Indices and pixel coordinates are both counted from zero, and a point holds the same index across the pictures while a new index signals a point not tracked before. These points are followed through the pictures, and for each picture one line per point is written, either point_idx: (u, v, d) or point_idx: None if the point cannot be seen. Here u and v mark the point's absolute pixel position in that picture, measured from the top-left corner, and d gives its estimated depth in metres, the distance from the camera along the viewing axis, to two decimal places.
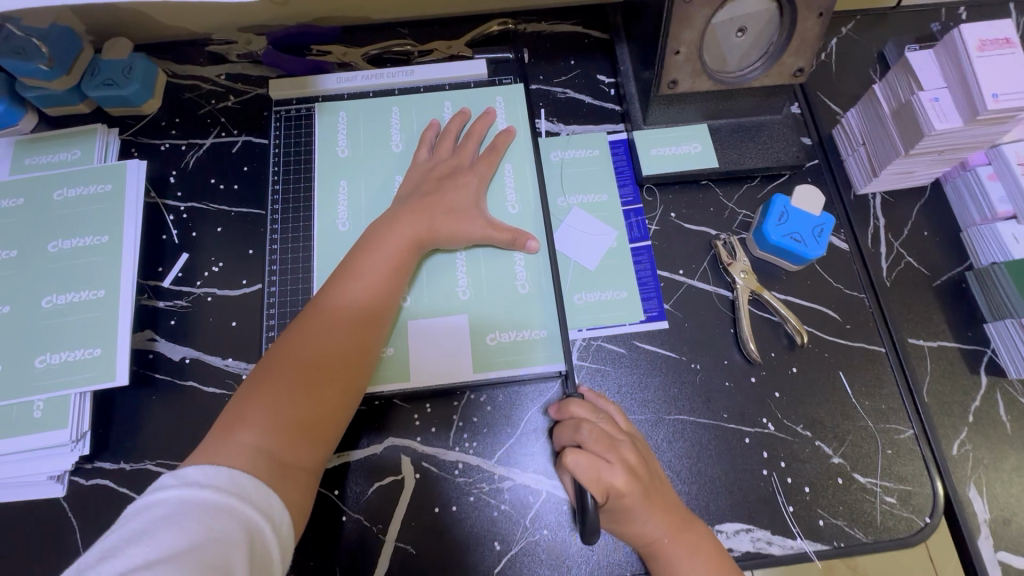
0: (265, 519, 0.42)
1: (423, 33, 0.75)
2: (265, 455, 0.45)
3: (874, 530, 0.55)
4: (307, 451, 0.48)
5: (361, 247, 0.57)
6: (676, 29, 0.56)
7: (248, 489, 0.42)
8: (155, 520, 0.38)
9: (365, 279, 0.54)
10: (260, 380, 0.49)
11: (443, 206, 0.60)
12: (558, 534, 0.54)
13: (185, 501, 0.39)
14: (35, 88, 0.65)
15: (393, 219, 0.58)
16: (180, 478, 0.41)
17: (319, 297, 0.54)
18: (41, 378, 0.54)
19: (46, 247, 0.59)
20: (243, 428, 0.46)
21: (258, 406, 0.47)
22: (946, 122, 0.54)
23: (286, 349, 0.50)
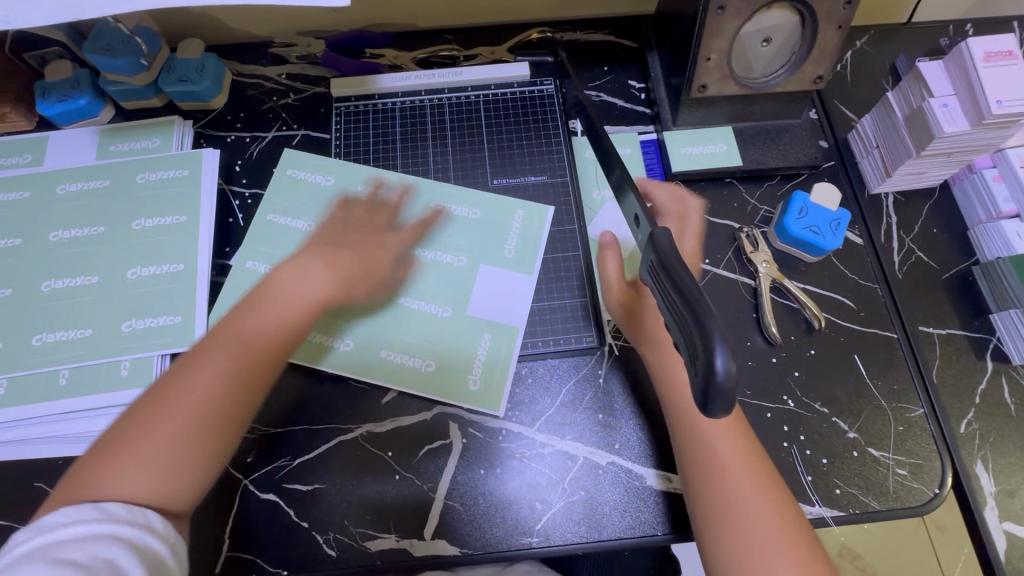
0: (154, 533, 0.45)
1: (467, 37, 0.80)
2: (149, 480, 0.48)
3: (887, 499, 0.59)
4: (198, 471, 0.50)
5: (255, 292, 0.58)
6: (708, 37, 0.62)
7: (122, 514, 0.44)
8: (30, 565, 0.40)
9: (265, 317, 0.56)
10: (148, 405, 0.51)
11: (364, 263, 0.62)
12: (595, 495, 0.59)
13: (54, 542, 0.41)
14: (117, 83, 0.71)
15: (306, 267, 0.59)
16: (36, 529, 0.42)
17: (217, 331, 0.55)
18: (126, 342, 0.60)
19: (130, 224, 0.64)
20: (131, 451, 0.48)
21: (151, 431, 0.49)
22: (954, 125, 0.60)
23: (170, 383, 0.52)
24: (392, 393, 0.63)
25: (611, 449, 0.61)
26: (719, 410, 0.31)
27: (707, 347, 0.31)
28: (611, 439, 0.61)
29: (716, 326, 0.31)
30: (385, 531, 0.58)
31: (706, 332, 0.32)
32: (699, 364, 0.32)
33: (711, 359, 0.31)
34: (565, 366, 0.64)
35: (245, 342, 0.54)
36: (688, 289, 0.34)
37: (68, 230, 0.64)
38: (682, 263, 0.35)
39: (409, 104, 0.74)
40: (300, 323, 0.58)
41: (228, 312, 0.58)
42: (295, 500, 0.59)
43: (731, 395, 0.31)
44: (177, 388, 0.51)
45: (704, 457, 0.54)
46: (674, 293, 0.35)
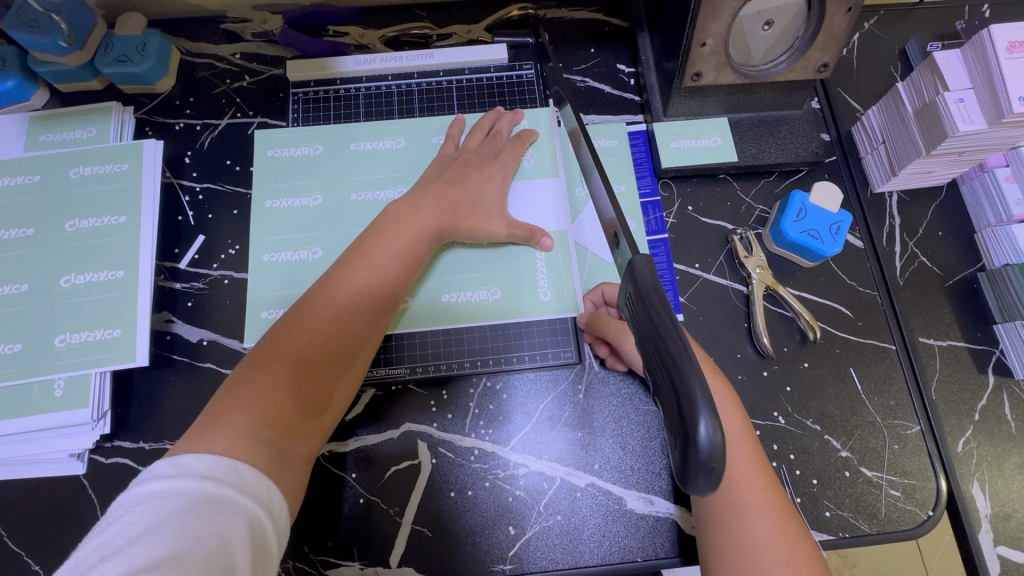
0: (270, 515, 0.39)
1: (441, 15, 0.73)
2: (264, 443, 0.43)
3: (877, 521, 0.56)
4: (302, 440, 0.46)
5: (369, 236, 0.55)
6: (703, 20, 0.55)
7: (251, 483, 0.40)
8: (153, 515, 0.35)
9: (378, 268, 0.53)
10: (249, 372, 0.46)
11: (468, 197, 0.59)
12: (571, 519, 0.56)
13: (184, 494, 0.36)
14: (48, 63, 0.63)
15: (415, 207, 0.57)
16: (177, 467, 0.38)
17: (329, 280, 0.52)
18: (62, 357, 0.55)
19: (63, 226, 0.59)
20: (234, 417, 0.43)
21: (253, 395, 0.45)
22: (970, 123, 0.55)
23: (282, 336, 0.48)
24: (357, 409, 0.59)
25: (590, 470, 0.57)
26: (702, 484, 0.30)
27: (689, 411, 0.30)
28: (591, 458, 0.57)
29: (701, 389, 0.30)
30: (348, 559, 0.55)
31: (688, 391, 0.30)
32: (683, 434, 0.30)
33: (693, 429, 0.29)
34: (545, 380, 0.60)
35: (350, 298, 0.51)
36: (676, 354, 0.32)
37: None
38: (662, 304, 0.34)
39: (375, 90, 0.68)
40: (407, 273, 0.55)
41: (343, 259, 0.54)
42: None
43: (714, 467, 0.30)
44: (275, 349, 0.47)
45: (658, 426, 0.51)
46: (650, 342, 0.34)
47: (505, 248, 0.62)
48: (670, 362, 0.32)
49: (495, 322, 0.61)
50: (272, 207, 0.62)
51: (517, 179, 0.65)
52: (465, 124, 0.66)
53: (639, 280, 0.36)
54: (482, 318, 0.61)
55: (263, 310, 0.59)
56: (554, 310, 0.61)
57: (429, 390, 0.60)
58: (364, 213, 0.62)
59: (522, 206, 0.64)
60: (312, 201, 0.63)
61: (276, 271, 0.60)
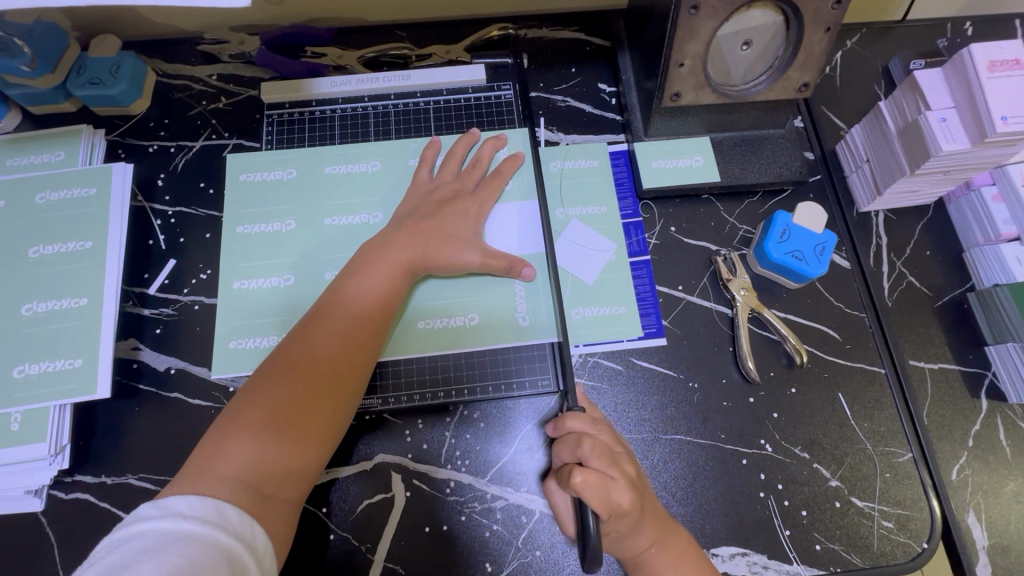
0: (252, 553, 0.41)
1: (420, 35, 0.73)
2: (249, 486, 0.44)
3: (870, 555, 0.54)
4: (291, 479, 0.47)
5: (350, 270, 0.55)
6: (680, 41, 0.55)
7: (233, 521, 0.41)
8: (140, 553, 0.37)
9: (358, 302, 0.53)
10: (236, 411, 0.47)
11: (442, 229, 0.58)
12: (550, 555, 0.53)
13: (169, 534, 0.38)
14: (19, 86, 0.62)
15: (388, 242, 0.56)
16: (161, 508, 0.40)
17: (313, 316, 0.52)
18: (21, 388, 0.53)
19: (28, 252, 0.57)
20: (222, 461, 0.44)
21: (238, 435, 0.46)
22: (954, 143, 0.53)
23: (267, 376, 0.49)
24: None
25: None
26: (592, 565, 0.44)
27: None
28: None
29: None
30: None
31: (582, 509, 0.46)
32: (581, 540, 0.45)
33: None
34: (525, 413, 0.58)
35: (331, 333, 0.51)
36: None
37: None
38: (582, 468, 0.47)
39: (351, 111, 0.67)
40: (386, 305, 0.54)
41: (327, 294, 0.54)
42: None
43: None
44: (261, 390, 0.48)
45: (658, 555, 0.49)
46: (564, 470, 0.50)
47: (482, 277, 0.61)
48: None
49: (482, 350, 0.59)
50: (244, 232, 0.61)
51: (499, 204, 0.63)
52: (442, 147, 0.65)
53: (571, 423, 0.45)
54: (465, 348, 0.59)
55: (230, 338, 0.57)
56: (531, 337, 0.59)
57: (404, 420, 0.58)
58: (339, 237, 0.61)
59: (500, 228, 0.62)
60: (285, 224, 0.61)
61: (247, 296, 0.59)
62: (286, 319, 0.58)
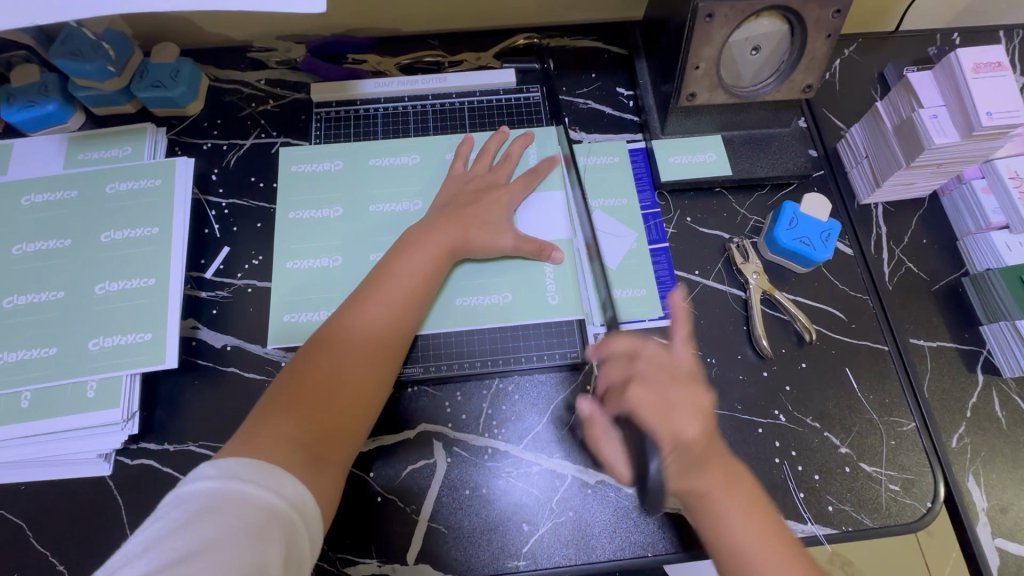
0: (303, 519, 0.43)
1: (451, 43, 0.79)
2: (299, 450, 0.46)
3: (879, 515, 0.58)
4: (337, 446, 0.49)
5: (393, 254, 0.59)
6: (696, 46, 0.60)
7: (287, 486, 0.43)
8: (201, 512, 0.39)
9: (402, 281, 0.57)
10: (286, 383, 0.50)
11: (478, 217, 0.63)
12: (582, 515, 0.58)
13: (228, 495, 0.40)
14: (87, 88, 0.68)
15: (430, 228, 0.61)
16: (220, 469, 0.42)
17: (357, 297, 0.56)
18: (94, 360, 0.57)
19: (99, 236, 0.62)
20: (275, 425, 0.47)
21: (290, 404, 0.48)
22: (945, 137, 0.59)
23: (316, 350, 0.52)
24: None
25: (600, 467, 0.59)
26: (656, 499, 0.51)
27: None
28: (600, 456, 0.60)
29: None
30: (366, 556, 0.56)
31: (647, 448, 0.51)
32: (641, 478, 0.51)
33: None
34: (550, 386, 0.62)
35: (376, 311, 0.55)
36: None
37: (32, 243, 0.61)
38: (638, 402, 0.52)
39: (392, 110, 0.73)
40: (424, 289, 0.58)
41: (370, 276, 0.58)
42: None
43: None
44: (309, 364, 0.52)
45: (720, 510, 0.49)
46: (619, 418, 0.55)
47: (512, 260, 0.66)
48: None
49: (510, 329, 0.64)
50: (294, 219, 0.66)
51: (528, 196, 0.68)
52: (475, 142, 0.71)
53: None
54: (493, 325, 0.64)
55: (285, 312, 0.62)
56: (561, 313, 0.64)
57: (444, 392, 0.62)
58: (382, 225, 0.66)
59: (530, 217, 0.67)
60: (332, 212, 0.67)
61: (297, 279, 0.64)
62: (334, 295, 0.63)
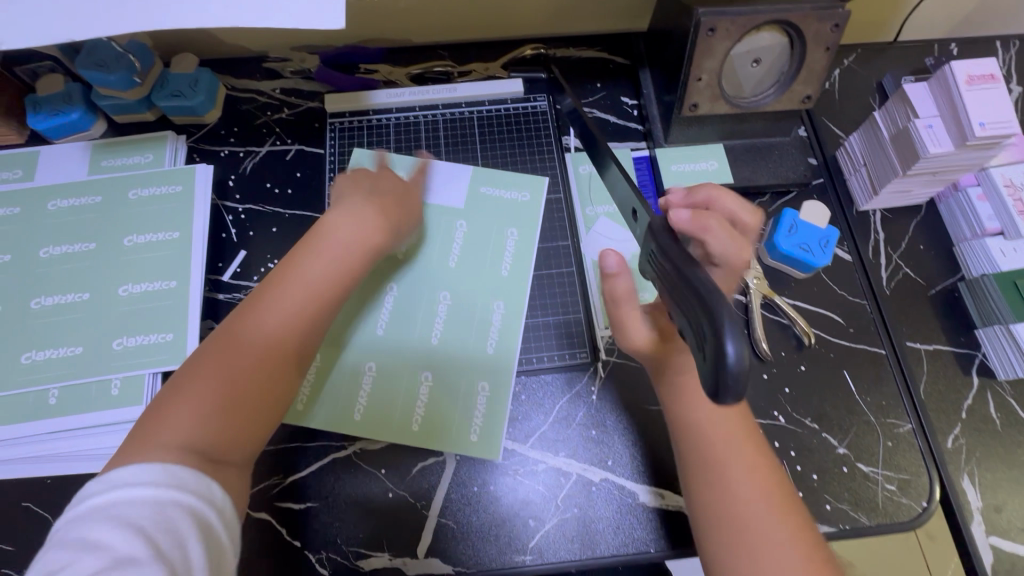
0: (213, 507, 0.43)
1: (460, 54, 0.81)
2: (196, 445, 0.45)
3: (876, 514, 0.60)
4: (239, 454, 0.48)
5: (302, 247, 0.57)
6: (698, 57, 0.63)
7: (188, 481, 0.42)
8: (96, 522, 0.39)
9: (313, 272, 0.55)
10: (187, 377, 0.48)
11: (402, 212, 0.64)
12: (587, 512, 0.59)
13: (129, 503, 0.40)
14: (109, 97, 0.71)
15: (352, 215, 0.59)
16: (109, 481, 0.41)
17: (266, 286, 0.54)
18: (118, 359, 0.59)
19: (122, 240, 0.64)
20: (173, 420, 0.45)
21: (188, 399, 0.47)
22: (940, 146, 0.61)
23: (221, 344, 0.50)
24: None
25: (604, 466, 0.61)
26: (730, 396, 0.32)
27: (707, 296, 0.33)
28: (604, 454, 0.61)
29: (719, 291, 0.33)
30: (378, 550, 0.58)
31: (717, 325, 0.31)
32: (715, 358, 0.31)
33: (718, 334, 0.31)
34: (556, 382, 0.65)
35: (285, 301, 0.53)
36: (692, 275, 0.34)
37: (58, 246, 0.64)
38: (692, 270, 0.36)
39: (404, 120, 0.75)
40: (340, 284, 0.56)
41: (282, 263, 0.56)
42: (287, 518, 0.59)
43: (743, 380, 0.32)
44: (201, 369, 0.48)
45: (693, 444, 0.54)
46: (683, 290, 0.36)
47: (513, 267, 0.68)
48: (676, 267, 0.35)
49: (514, 329, 0.65)
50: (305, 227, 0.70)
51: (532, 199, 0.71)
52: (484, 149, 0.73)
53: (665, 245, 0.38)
54: (494, 326, 0.65)
55: None
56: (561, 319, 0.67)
57: None
58: None
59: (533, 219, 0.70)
60: None
61: None
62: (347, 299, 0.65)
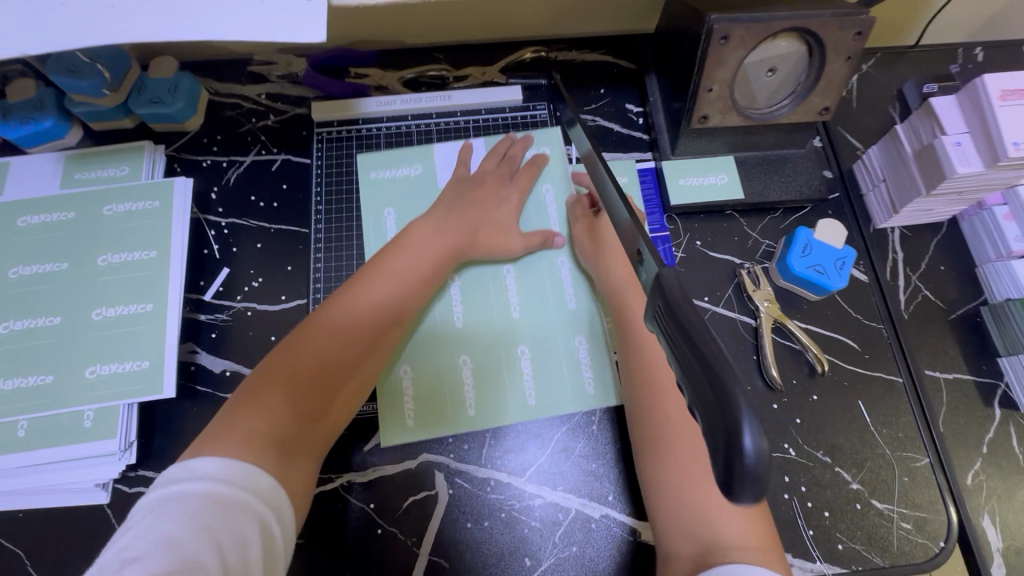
0: (275, 517, 0.43)
1: (456, 56, 0.77)
2: (275, 445, 0.46)
3: (890, 554, 0.57)
4: (309, 443, 0.50)
5: (390, 251, 0.60)
6: (709, 67, 0.58)
7: (261, 486, 0.43)
8: (169, 518, 0.39)
9: (401, 281, 0.58)
10: (270, 370, 0.50)
11: (485, 215, 0.65)
12: (586, 551, 0.56)
13: (201, 497, 0.40)
14: (84, 104, 0.66)
15: (439, 228, 0.63)
16: (191, 471, 0.42)
17: (349, 289, 0.57)
18: (92, 389, 0.56)
19: (95, 260, 0.61)
20: (254, 414, 0.47)
21: (271, 394, 0.49)
22: (969, 166, 0.57)
23: (303, 338, 0.52)
24: (375, 440, 0.60)
25: (605, 501, 0.58)
26: (747, 498, 0.27)
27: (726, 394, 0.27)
28: (604, 490, 0.58)
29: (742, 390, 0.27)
30: None
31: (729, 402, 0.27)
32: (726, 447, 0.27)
33: (737, 441, 0.26)
34: (598, 350, 0.64)
35: (369, 305, 0.56)
36: (716, 368, 0.28)
37: (28, 265, 0.60)
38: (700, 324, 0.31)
39: (395, 130, 0.72)
40: (422, 291, 0.60)
41: (367, 266, 0.60)
42: None
43: (762, 482, 0.26)
44: (289, 355, 0.51)
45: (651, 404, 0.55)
46: (684, 344, 0.31)
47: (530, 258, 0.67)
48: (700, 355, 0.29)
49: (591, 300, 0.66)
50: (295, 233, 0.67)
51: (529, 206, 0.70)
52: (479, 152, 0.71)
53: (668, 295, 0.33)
54: (568, 292, 0.66)
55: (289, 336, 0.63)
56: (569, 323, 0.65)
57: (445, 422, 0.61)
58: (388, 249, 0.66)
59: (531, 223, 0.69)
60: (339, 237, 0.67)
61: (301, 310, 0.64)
62: None
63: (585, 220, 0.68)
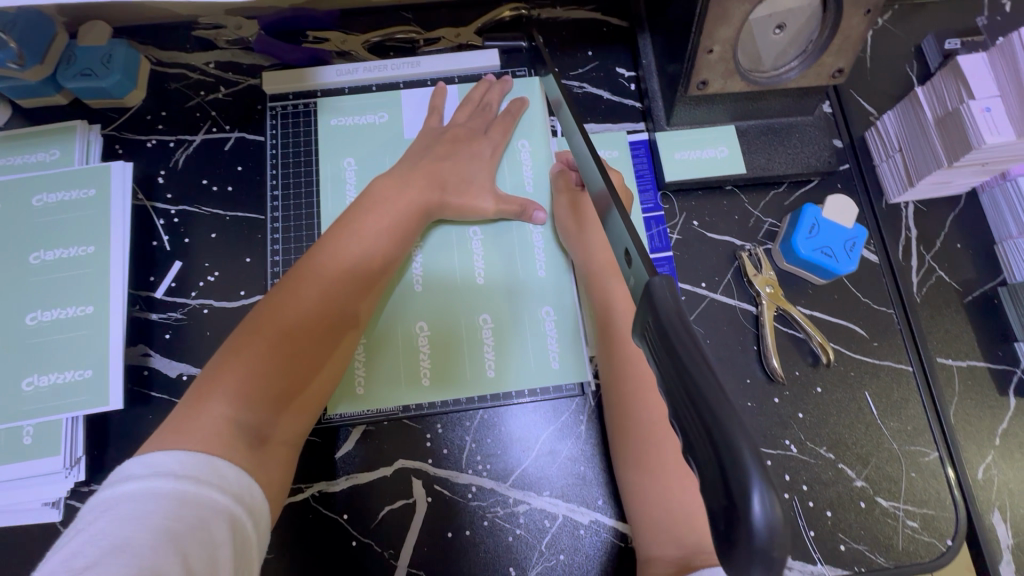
0: (251, 513, 0.39)
1: (428, 15, 0.68)
2: (242, 435, 0.42)
3: (894, 553, 0.54)
4: (285, 427, 0.46)
5: (357, 212, 0.54)
6: (710, 25, 0.51)
7: (229, 479, 0.38)
8: (126, 519, 0.34)
9: (368, 243, 0.53)
10: (231, 352, 0.45)
11: (453, 170, 0.59)
12: (574, 559, 0.53)
13: (162, 493, 0.35)
14: (6, 78, 0.58)
15: (404, 182, 0.57)
16: (150, 467, 0.37)
17: (314, 256, 0.51)
18: (30, 402, 0.52)
19: (27, 258, 0.56)
20: (213, 404, 0.42)
21: (231, 378, 0.44)
22: (997, 134, 0.51)
23: (262, 316, 0.47)
24: (347, 445, 0.56)
25: (594, 506, 0.54)
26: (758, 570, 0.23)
27: (737, 481, 0.22)
28: (592, 494, 0.55)
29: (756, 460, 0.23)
30: None
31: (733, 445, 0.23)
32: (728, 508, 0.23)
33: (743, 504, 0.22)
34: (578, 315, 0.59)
35: (336, 271, 0.50)
36: (717, 406, 0.24)
37: None
38: (696, 347, 0.26)
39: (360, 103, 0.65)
40: (391, 255, 0.54)
41: (331, 228, 0.53)
42: None
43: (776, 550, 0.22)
44: (254, 331, 0.46)
45: (621, 388, 0.52)
46: (674, 370, 0.26)
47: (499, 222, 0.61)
48: (711, 428, 0.23)
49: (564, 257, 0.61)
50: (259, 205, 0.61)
51: (506, 162, 0.64)
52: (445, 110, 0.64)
53: (659, 306, 0.29)
54: (539, 251, 0.61)
55: None
56: (549, 286, 0.60)
57: (422, 426, 0.56)
58: None
59: (510, 183, 0.63)
60: (301, 221, 0.61)
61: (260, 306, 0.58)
62: None
63: (568, 192, 0.61)
